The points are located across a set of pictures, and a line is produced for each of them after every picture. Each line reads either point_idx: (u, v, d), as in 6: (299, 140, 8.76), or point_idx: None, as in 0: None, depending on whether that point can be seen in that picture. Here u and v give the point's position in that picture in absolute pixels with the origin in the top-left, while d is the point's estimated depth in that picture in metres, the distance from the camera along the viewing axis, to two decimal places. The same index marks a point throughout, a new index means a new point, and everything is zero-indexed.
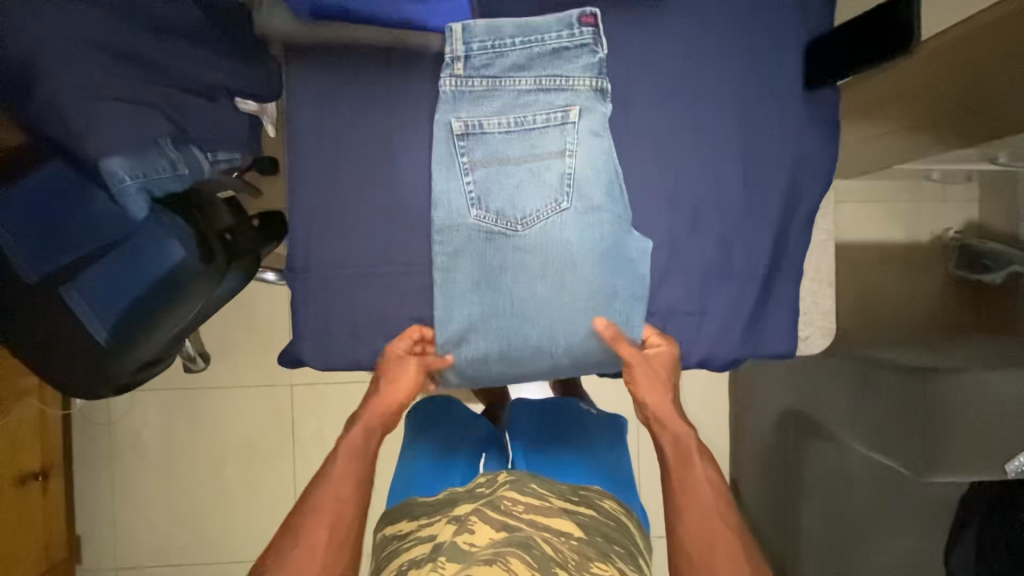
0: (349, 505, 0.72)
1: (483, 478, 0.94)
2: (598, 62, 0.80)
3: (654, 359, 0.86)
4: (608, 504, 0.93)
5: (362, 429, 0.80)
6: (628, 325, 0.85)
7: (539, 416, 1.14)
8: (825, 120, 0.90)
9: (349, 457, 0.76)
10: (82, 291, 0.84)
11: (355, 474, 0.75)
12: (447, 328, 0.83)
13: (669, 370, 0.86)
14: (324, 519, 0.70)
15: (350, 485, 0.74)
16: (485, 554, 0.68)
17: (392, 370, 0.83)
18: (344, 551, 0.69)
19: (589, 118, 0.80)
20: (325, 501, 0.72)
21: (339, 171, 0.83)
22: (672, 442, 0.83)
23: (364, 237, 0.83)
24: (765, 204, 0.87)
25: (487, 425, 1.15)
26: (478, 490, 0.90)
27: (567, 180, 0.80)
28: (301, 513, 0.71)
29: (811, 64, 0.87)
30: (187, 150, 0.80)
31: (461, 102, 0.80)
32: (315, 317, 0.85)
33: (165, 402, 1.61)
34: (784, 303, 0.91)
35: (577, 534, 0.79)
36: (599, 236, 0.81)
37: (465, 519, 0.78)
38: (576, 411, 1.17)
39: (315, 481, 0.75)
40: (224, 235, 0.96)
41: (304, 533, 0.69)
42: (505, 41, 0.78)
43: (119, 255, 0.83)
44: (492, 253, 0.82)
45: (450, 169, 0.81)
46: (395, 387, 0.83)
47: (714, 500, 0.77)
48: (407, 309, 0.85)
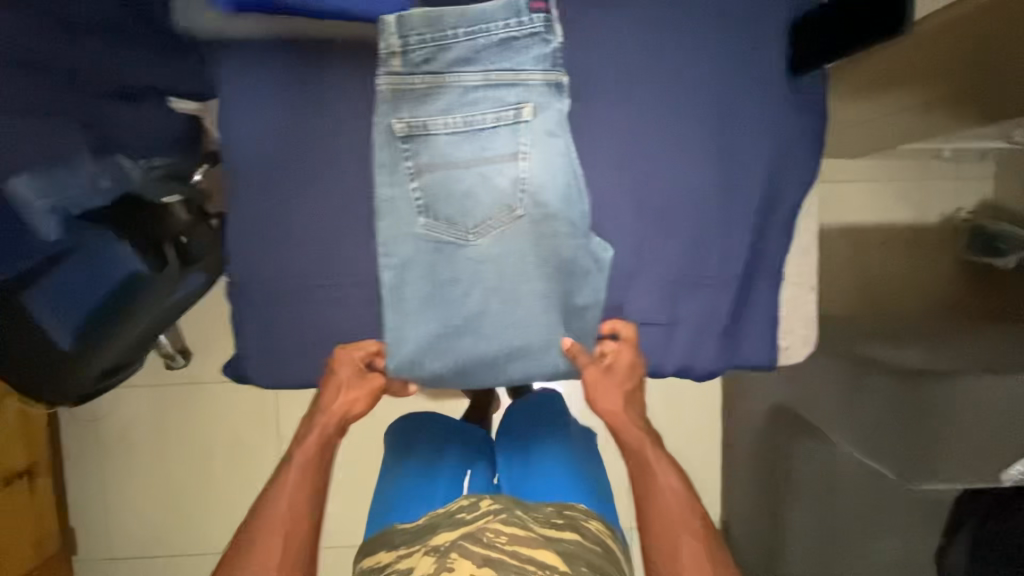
0: (303, 514, 0.73)
1: (466, 501, 0.90)
2: (551, 52, 0.72)
3: (611, 367, 0.81)
4: (593, 526, 0.89)
5: (318, 434, 0.78)
6: (585, 337, 0.81)
7: (523, 424, 1.11)
8: (812, 107, 0.81)
9: (304, 470, 0.75)
10: (42, 296, 0.74)
11: (309, 483, 0.75)
12: (400, 339, 0.79)
13: (629, 375, 0.82)
14: (277, 528, 0.72)
15: (305, 500, 0.74)
16: None
17: (348, 383, 0.79)
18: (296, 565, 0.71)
19: (544, 115, 0.74)
20: (277, 517, 0.72)
21: (275, 176, 0.77)
22: (629, 451, 0.81)
23: (306, 248, 0.78)
24: (741, 204, 0.80)
25: (476, 437, 1.12)
26: (460, 515, 0.87)
27: (521, 185, 0.75)
28: (252, 521, 0.73)
29: (797, 44, 0.78)
30: (114, 159, 0.74)
31: (403, 101, 0.73)
32: (258, 335, 0.80)
33: (149, 398, 1.60)
34: (764, 311, 0.83)
35: (563, 569, 0.76)
36: (556, 242, 0.77)
37: (445, 552, 0.77)
38: (560, 419, 1.13)
39: (266, 493, 0.75)
40: (180, 238, 0.88)
41: (258, 545, 0.71)
42: (447, 33, 0.71)
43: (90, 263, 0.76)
44: (444, 264, 0.77)
45: (394, 175, 0.75)
46: (347, 397, 0.80)
47: (680, 509, 0.76)
48: (356, 324, 0.81)
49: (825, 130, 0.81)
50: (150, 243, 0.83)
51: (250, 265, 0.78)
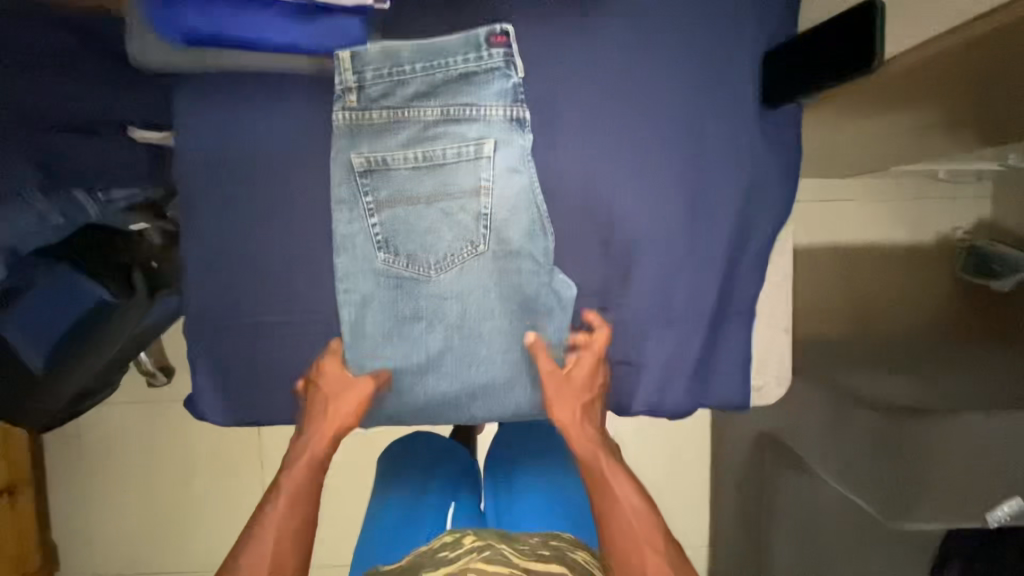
0: (291, 549, 0.67)
1: (449, 538, 0.86)
2: (512, 87, 0.71)
3: (572, 373, 0.77)
4: (580, 556, 0.83)
5: (307, 462, 0.73)
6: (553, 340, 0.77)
7: (515, 447, 1.09)
8: (784, 141, 0.79)
9: (296, 493, 0.71)
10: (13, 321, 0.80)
11: (299, 513, 0.70)
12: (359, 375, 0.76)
13: (588, 383, 0.77)
14: (260, 568, 0.65)
15: (292, 523, 0.69)
16: None
17: (335, 394, 0.75)
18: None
19: (506, 151, 0.72)
20: (266, 545, 0.67)
21: (233, 212, 0.75)
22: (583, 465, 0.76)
23: (265, 285, 0.77)
24: (712, 240, 0.78)
25: (461, 462, 1.10)
26: (440, 554, 0.81)
27: (483, 221, 0.73)
28: (236, 554, 0.67)
29: (769, 78, 0.76)
30: (69, 195, 0.75)
31: (360, 136, 0.72)
32: (216, 371, 0.79)
33: (131, 415, 1.60)
34: (735, 350, 0.81)
35: None
36: (520, 279, 0.75)
37: None
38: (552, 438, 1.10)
39: (252, 523, 0.69)
40: (151, 263, 0.88)
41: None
42: (404, 68, 0.69)
43: (61, 291, 0.81)
44: (404, 301, 0.75)
45: (353, 211, 0.73)
46: (338, 409, 0.75)
47: (643, 530, 0.70)
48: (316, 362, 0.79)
49: (798, 164, 0.79)
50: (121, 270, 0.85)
51: (207, 301, 0.76)
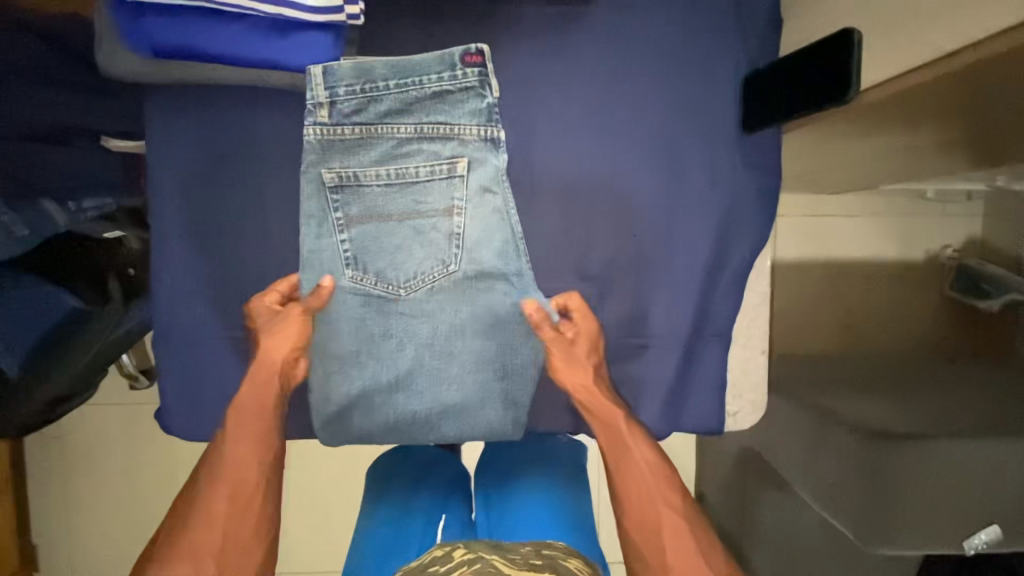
0: (252, 464, 0.66)
1: (439, 551, 0.81)
2: (487, 107, 0.70)
3: (576, 340, 0.74)
4: (573, 565, 0.78)
5: (250, 387, 0.71)
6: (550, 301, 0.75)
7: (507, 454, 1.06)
8: (764, 165, 0.78)
9: (254, 419, 0.70)
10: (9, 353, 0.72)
11: (254, 433, 0.68)
12: (328, 391, 0.76)
13: (593, 348, 0.75)
14: (221, 486, 0.64)
15: (252, 448, 0.67)
16: None
17: (268, 327, 0.73)
18: (250, 515, 0.63)
19: (479, 171, 0.72)
20: (224, 462, 0.66)
21: (205, 226, 0.75)
22: (602, 429, 0.73)
23: (235, 300, 0.76)
24: (686, 263, 0.77)
25: (451, 471, 1.08)
26: (432, 568, 0.76)
27: (455, 241, 0.73)
28: (195, 486, 0.65)
29: (750, 100, 0.74)
30: (34, 205, 0.74)
31: (332, 152, 0.71)
32: (182, 387, 0.77)
33: (113, 417, 1.59)
34: (710, 374, 0.80)
35: None
36: (492, 298, 0.75)
37: None
38: (545, 448, 1.07)
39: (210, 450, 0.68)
40: (128, 270, 0.87)
41: (200, 503, 0.63)
42: (377, 85, 0.68)
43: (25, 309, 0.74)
44: (374, 318, 0.74)
45: (322, 226, 0.72)
46: (277, 339, 0.73)
47: (656, 486, 0.68)
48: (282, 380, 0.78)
49: (778, 189, 0.78)
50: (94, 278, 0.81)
51: (176, 314, 0.75)
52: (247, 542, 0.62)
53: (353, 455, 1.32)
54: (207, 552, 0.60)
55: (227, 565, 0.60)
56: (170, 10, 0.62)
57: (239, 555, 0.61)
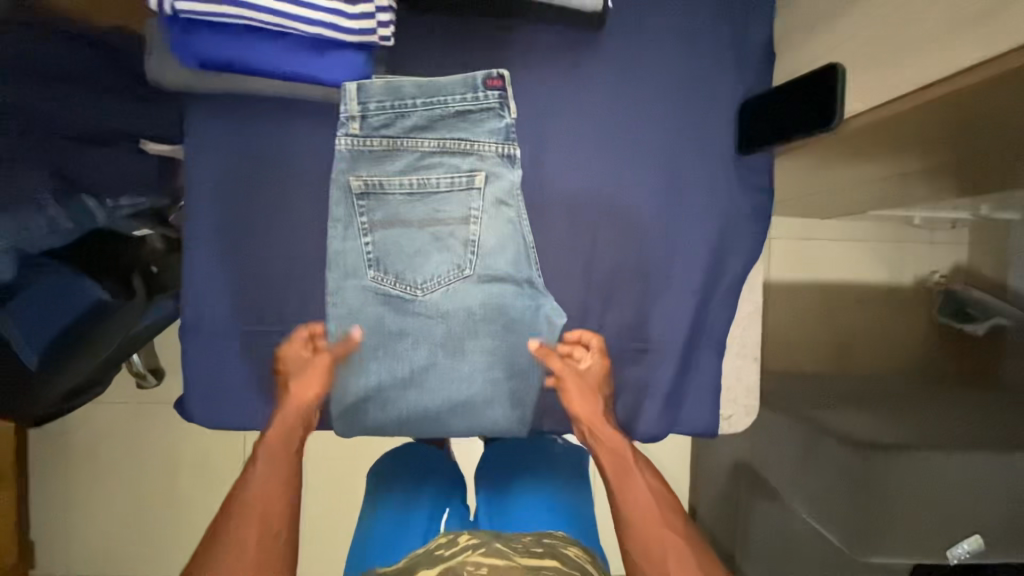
0: (277, 502, 0.69)
1: (445, 539, 0.93)
2: (505, 126, 0.76)
3: (586, 371, 0.81)
4: (572, 552, 0.91)
5: (278, 427, 0.75)
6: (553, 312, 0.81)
7: (508, 452, 1.12)
8: (758, 185, 0.84)
9: (278, 454, 0.73)
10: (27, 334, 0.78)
11: (282, 472, 0.72)
12: (345, 381, 0.80)
13: (602, 381, 0.81)
14: (251, 520, 0.67)
15: (279, 484, 0.70)
16: None
17: (297, 370, 0.78)
18: (276, 551, 0.66)
19: (496, 184, 0.78)
20: (251, 500, 0.68)
21: (236, 226, 0.80)
22: (610, 454, 0.77)
23: (258, 296, 0.80)
24: (685, 273, 0.82)
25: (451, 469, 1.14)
26: (438, 553, 0.89)
27: (470, 247, 0.79)
28: (222, 522, 0.67)
29: (744, 126, 0.81)
30: (78, 200, 0.76)
31: (361, 161, 0.76)
32: (203, 376, 0.80)
33: (119, 415, 1.61)
34: (705, 379, 0.84)
35: None
36: (504, 301, 0.80)
37: None
38: (544, 446, 1.12)
39: (237, 486, 0.71)
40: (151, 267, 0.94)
41: (230, 538, 0.65)
42: (406, 101, 0.74)
43: (58, 293, 0.79)
44: (392, 316, 0.80)
45: (348, 229, 0.78)
46: (304, 384, 0.78)
47: (659, 509, 0.73)
48: None
49: (771, 206, 0.84)
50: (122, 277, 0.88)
51: (203, 307, 0.79)
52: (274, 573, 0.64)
53: (356, 456, 1.35)
54: None
55: None
56: (218, 26, 0.68)
57: None
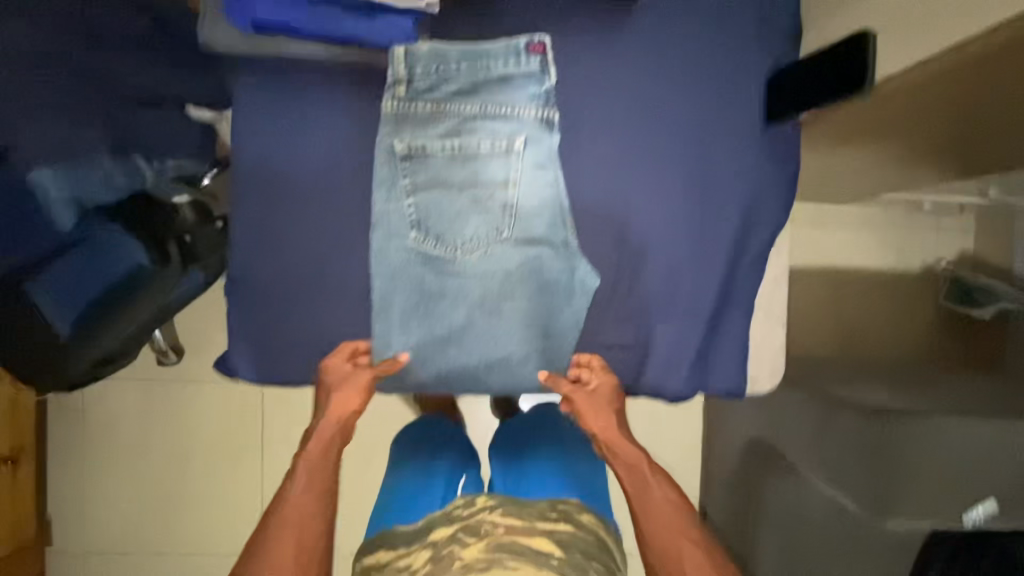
0: (312, 519, 0.75)
1: (462, 500, 1.03)
2: (545, 91, 0.79)
3: (597, 390, 0.87)
4: (585, 518, 1.01)
5: (318, 443, 0.81)
6: (582, 277, 0.83)
7: (520, 427, 1.23)
8: (784, 154, 0.87)
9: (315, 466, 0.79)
10: (52, 294, 0.81)
11: (317, 489, 0.78)
12: (385, 331, 0.82)
13: (614, 396, 0.88)
14: (289, 535, 0.74)
15: (313, 502, 0.77)
16: (481, 562, 0.86)
17: (339, 384, 0.82)
18: (312, 568, 0.73)
19: (535, 148, 0.80)
20: (291, 515, 0.75)
21: (280, 186, 0.82)
22: (628, 471, 0.87)
23: (299, 254, 0.82)
24: (716, 238, 0.85)
25: (463, 442, 1.24)
26: (457, 512, 1.00)
27: (509, 210, 0.81)
28: (265, 532, 0.74)
29: (773, 97, 0.84)
30: (130, 158, 0.78)
31: (405, 124, 0.79)
32: (251, 332, 0.84)
33: (139, 393, 1.62)
34: (733, 341, 0.88)
35: (558, 554, 0.89)
36: (540, 264, 0.83)
37: (445, 546, 0.92)
38: (553, 422, 1.23)
39: (276, 499, 0.77)
40: (184, 236, 0.94)
41: (271, 549, 0.73)
42: (450, 66, 0.77)
43: (97, 256, 0.84)
44: (432, 277, 0.82)
45: (390, 190, 0.80)
46: (345, 396, 0.82)
47: (676, 519, 0.82)
48: (357, 331, 0.85)
49: (796, 176, 0.88)
50: (157, 242, 0.89)
51: (248, 263, 0.82)
52: None
53: None
54: None
55: None
56: None
57: None
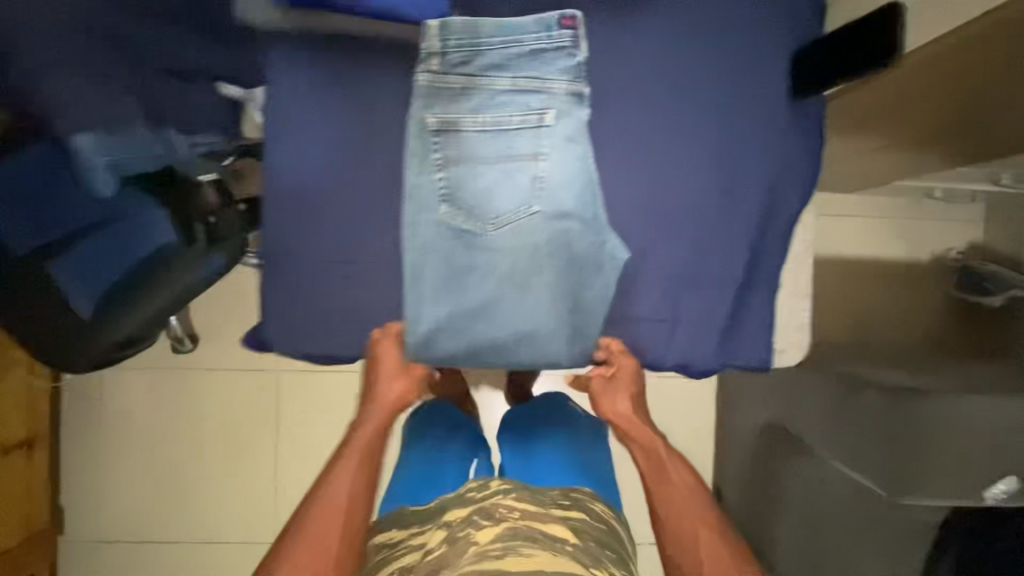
0: (358, 500, 0.78)
1: (475, 484, 1.04)
2: (576, 65, 0.80)
3: (618, 375, 0.91)
4: (599, 507, 1.02)
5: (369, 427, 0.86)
6: (611, 251, 0.84)
7: (531, 413, 1.24)
8: (809, 131, 0.88)
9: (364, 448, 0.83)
10: (70, 268, 0.86)
11: (364, 471, 0.81)
12: (415, 304, 0.84)
13: (633, 378, 0.91)
14: (336, 514, 0.76)
15: (359, 483, 0.80)
16: (497, 548, 0.80)
17: (391, 372, 0.88)
18: (354, 549, 0.75)
19: (565, 121, 0.81)
20: (340, 495, 0.78)
21: (313, 158, 0.83)
22: (645, 455, 0.88)
23: (332, 227, 0.84)
24: (743, 213, 0.86)
25: (474, 427, 1.26)
26: (470, 495, 1.00)
27: (539, 184, 0.82)
28: (310, 509, 0.77)
29: (799, 72, 0.85)
30: (166, 132, 0.81)
31: (437, 99, 0.80)
32: (281, 305, 0.85)
33: (153, 381, 1.63)
34: (759, 315, 0.89)
35: (573, 541, 0.87)
36: (570, 238, 0.83)
37: (458, 527, 0.89)
38: (564, 410, 1.25)
39: (325, 477, 0.80)
40: (208, 219, 0.94)
41: (315, 526, 0.75)
42: (483, 39, 0.78)
43: (130, 233, 0.88)
44: (462, 250, 0.83)
45: (422, 164, 0.82)
46: (392, 385, 0.89)
47: (698, 505, 0.81)
48: (387, 305, 0.86)
49: (821, 152, 0.89)
50: (184, 222, 0.92)
51: (280, 235, 0.84)
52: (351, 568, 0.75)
53: None
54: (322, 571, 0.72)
55: None
56: None
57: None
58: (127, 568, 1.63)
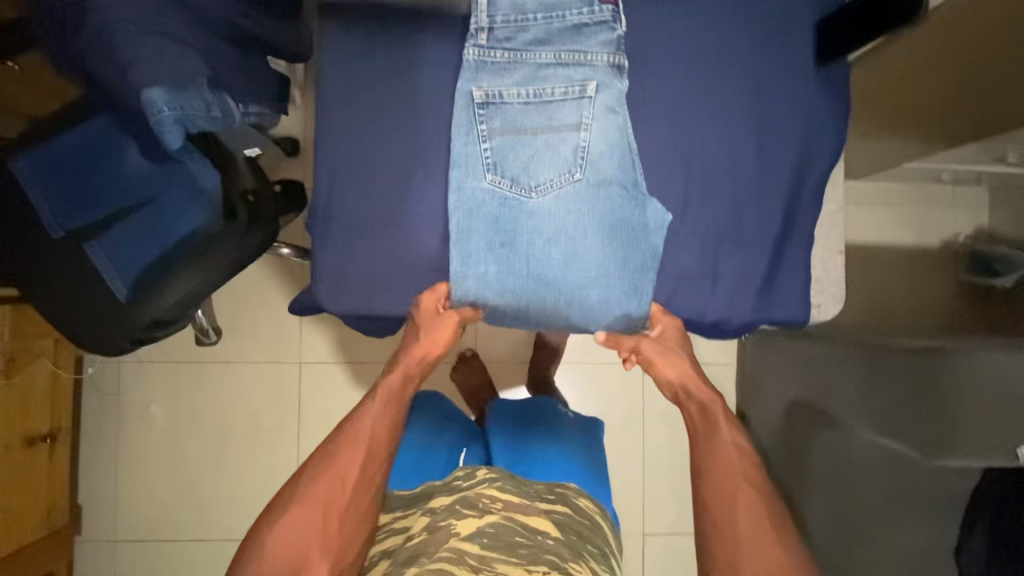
0: (383, 443, 0.78)
1: (461, 472, 1.00)
2: (616, 39, 0.84)
3: (664, 335, 0.91)
4: (583, 502, 1.00)
5: (400, 375, 0.87)
6: (656, 211, 0.87)
7: (518, 412, 1.24)
8: (836, 95, 0.92)
9: (386, 403, 0.81)
10: (104, 247, 0.96)
11: (390, 415, 0.81)
12: (466, 261, 0.85)
13: (681, 343, 0.91)
14: (357, 450, 0.76)
15: (384, 425, 0.79)
16: (474, 559, 0.75)
17: (428, 324, 0.88)
18: (370, 488, 0.75)
19: (605, 93, 0.84)
20: (361, 433, 0.77)
21: (359, 129, 0.87)
22: (698, 410, 0.86)
23: (383, 192, 0.87)
24: (775, 173, 0.90)
25: (466, 422, 1.27)
26: (456, 483, 0.96)
27: (581, 153, 0.84)
28: (335, 440, 0.77)
29: (823, 41, 0.89)
30: (222, 98, 0.81)
31: (483, 72, 0.84)
32: (335, 264, 0.87)
33: (174, 374, 1.62)
34: (796, 271, 0.92)
35: (554, 534, 0.85)
36: (612, 206, 0.85)
37: (438, 516, 0.84)
38: (554, 411, 1.26)
39: (353, 413, 0.81)
40: (247, 195, 0.98)
41: (336, 460, 0.75)
42: (528, 16, 0.84)
43: (168, 214, 0.96)
44: (506, 216, 0.85)
45: (469, 134, 0.84)
46: (433, 336, 0.89)
47: (742, 466, 0.75)
48: (437, 265, 0.88)
49: (847, 115, 0.93)
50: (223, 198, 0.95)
51: (333, 198, 0.87)
52: (364, 510, 0.74)
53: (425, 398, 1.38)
54: (336, 504, 0.73)
55: (348, 519, 0.72)
56: None
57: (354, 519, 0.73)
58: (145, 568, 1.59)
